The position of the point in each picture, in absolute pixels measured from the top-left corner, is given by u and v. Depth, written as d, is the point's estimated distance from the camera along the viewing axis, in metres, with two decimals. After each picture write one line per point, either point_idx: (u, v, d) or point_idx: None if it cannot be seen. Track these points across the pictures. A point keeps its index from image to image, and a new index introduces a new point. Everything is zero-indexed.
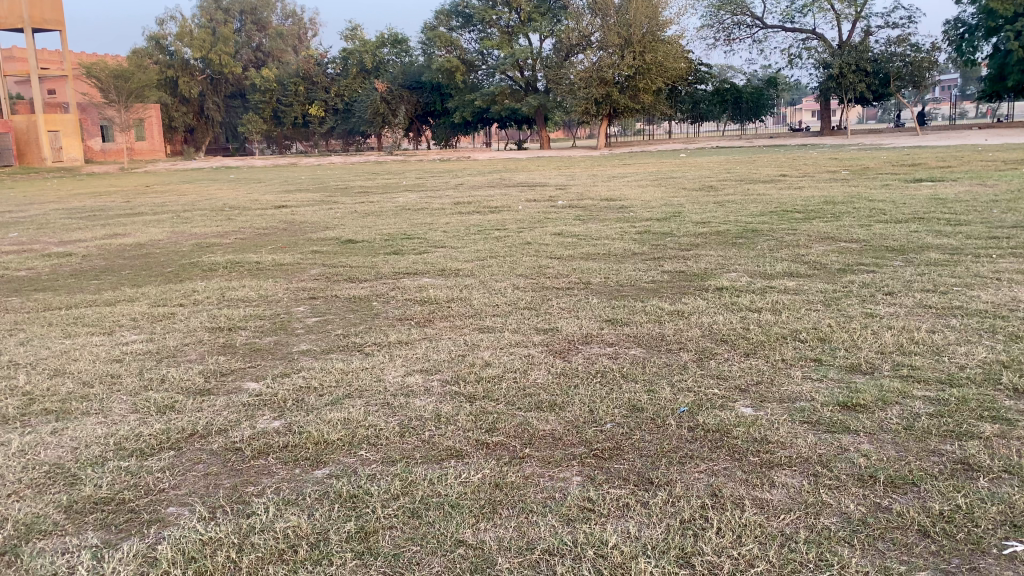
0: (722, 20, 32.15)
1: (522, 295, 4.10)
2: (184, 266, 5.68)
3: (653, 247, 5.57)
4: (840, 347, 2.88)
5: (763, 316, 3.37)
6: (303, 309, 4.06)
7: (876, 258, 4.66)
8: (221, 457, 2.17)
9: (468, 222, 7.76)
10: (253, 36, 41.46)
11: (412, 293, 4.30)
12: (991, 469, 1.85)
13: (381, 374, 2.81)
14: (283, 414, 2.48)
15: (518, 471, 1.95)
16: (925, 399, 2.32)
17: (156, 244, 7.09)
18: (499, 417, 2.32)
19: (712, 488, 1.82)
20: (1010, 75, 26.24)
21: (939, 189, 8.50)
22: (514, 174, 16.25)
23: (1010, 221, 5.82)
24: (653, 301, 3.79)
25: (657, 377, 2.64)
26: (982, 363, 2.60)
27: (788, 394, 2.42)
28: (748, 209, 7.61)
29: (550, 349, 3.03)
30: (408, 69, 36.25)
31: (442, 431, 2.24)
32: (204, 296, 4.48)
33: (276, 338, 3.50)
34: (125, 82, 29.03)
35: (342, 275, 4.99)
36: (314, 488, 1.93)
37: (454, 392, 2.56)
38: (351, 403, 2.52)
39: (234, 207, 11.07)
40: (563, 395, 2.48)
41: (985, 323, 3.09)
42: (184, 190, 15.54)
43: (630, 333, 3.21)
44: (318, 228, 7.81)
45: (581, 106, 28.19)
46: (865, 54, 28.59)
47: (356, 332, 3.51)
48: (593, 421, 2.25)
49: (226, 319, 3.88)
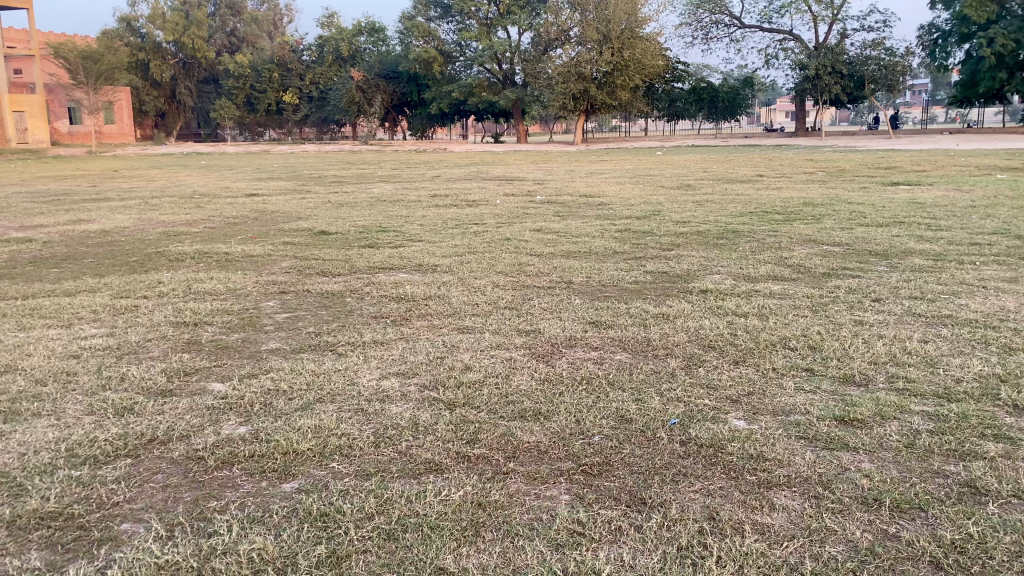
0: (700, 18, 32.22)
1: (502, 294, 3.97)
2: (150, 256, 5.47)
3: (635, 246, 5.49)
4: (831, 356, 2.79)
5: (749, 321, 3.27)
6: (274, 304, 3.90)
7: (859, 262, 4.61)
8: (182, 467, 2.01)
9: (446, 215, 7.61)
10: (227, 21, 40.66)
11: (388, 289, 4.15)
12: (1000, 492, 1.77)
13: (354, 377, 2.68)
14: (250, 419, 2.34)
15: (502, 489, 1.83)
16: (923, 414, 2.23)
17: (121, 231, 6.85)
18: (481, 427, 2.19)
19: (708, 511, 1.71)
20: (982, 81, 26.57)
21: (916, 193, 8.51)
22: (490, 167, 16.13)
23: (991, 228, 5.79)
24: (637, 303, 3.69)
25: (646, 384, 2.53)
26: (979, 377, 2.51)
27: (782, 406, 2.32)
28: (727, 209, 7.55)
29: (532, 353, 2.90)
30: (384, 58, 35.85)
31: (419, 441, 2.11)
32: (170, 288, 4.29)
33: (244, 335, 3.35)
34: (94, 64, 28.43)
35: (315, 269, 4.81)
36: (282, 504, 1.80)
37: (432, 399, 2.42)
38: (324, 408, 2.38)
39: (204, 194, 10.81)
40: (547, 403, 2.36)
41: (977, 333, 3.02)
42: (153, 176, 15.22)
43: (615, 337, 3.10)
44: (290, 218, 7.61)
45: (559, 101, 28.11)
46: (841, 56, 28.80)
47: (330, 329, 3.36)
48: (580, 432, 2.13)
49: (191, 314, 3.70)
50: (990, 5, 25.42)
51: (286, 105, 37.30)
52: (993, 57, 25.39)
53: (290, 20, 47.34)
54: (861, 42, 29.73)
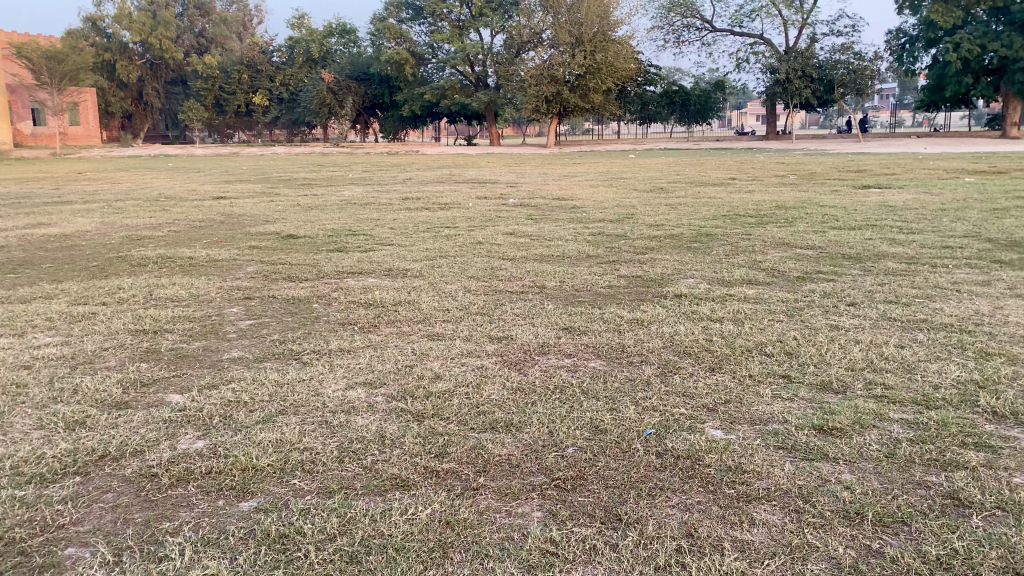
0: (671, 22, 32.41)
1: (473, 299, 3.89)
2: (112, 261, 5.32)
3: (608, 249, 5.43)
4: (808, 363, 2.74)
5: (725, 327, 3.22)
6: (237, 311, 3.79)
7: (833, 266, 4.59)
8: (134, 485, 1.91)
9: (417, 218, 7.51)
10: (196, 22, 40.15)
11: (356, 294, 4.05)
12: (984, 505, 1.72)
13: (319, 388, 2.58)
14: (209, 433, 2.24)
15: (470, 506, 1.75)
16: (903, 423, 2.18)
17: (83, 236, 6.69)
18: (450, 440, 2.10)
19: (687, 528, 1.64)
20: (948, 86, 26.96)
21: (888, 195, 8.56)
22: (464, 170, 16.04)
23: (961, 231, 5.83)
24: (611, 308, 3.63)
25: (621, 393, 2.46)
26: (957, 384, 2.47)
27: (760, 415, 2.26)
28: (700, 212, 7.54)
29: (504, 361, 2.83)
30: (356, 60, 35.59)
31: (387, 455, 2.02)
32: (130, 294, 4.16)
33: (205, 343, 3.23)
34: (58, 65, 27.96)
35: (281, 274, 4.70)
36: (238, 524, 1.70)
37: (401, 409, 2.34)
38: (287, 421, 2.30)
39: (171, 197, 10.62)
40: (519, 414, 2.28)
41: (953, 338, 2.99)
42: (118, 178, 14.95)
43: (589, 344, 3.03)
44: (258, 222, 7.48)
45: (532, 104, 28.02)
46: (811, 60, 29.14)
47: (295, 338, 3.25)
48: (553, 444, 2.06)
49: (151, 321, 3.57)
50: (955, 11, 25.86)
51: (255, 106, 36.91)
52: (958, 62, 25.69)
53: (260, 22, 46.97)
54: (830, 47, 30.14)
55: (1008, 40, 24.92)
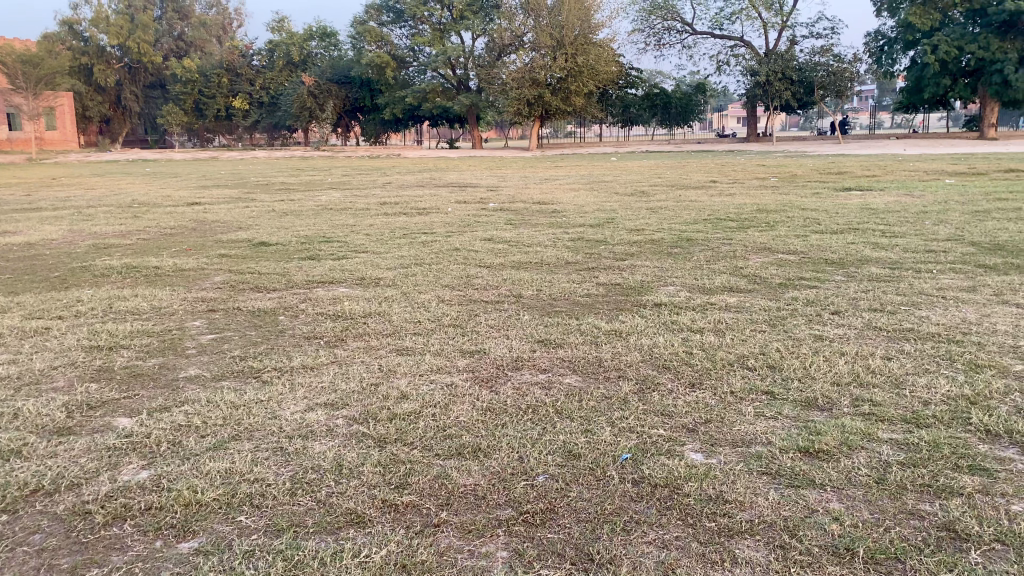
0: (652, 24, 32.40)
1: (447, 309, 3.76)
2: (75, 270, 5.14)
3: (587, 256, 5.30)
4: (792, 377, 2.61)
5: (706, 338, 3.09)
6: (199, 324, 3.62)
7: (816, 272, 4.49)
8: (65, 526, 1.75)
9: (394, 224, 7.37)
10: (174, 25, 39.78)
11: (325, 306, 3.90)
12: (982, 538, 1.60)
13: (276, 411, 2.42)
14: (155, 462, 2.08)
15: (430, 546, 1.62)
16: (893, 444, 2.06)
17: (48, 244, 6.48)
18: (412, 469, 1.96)
19: (664, 569, 1.51)
20: (926, 88, 27.12)
21: (869, 198, 8.51)
22: (444, 173, 15.88)
23: (944, 234, 5.76)
24: (588, 319, 3.49)
25: (597, 412, 2.32)
26: (948, 400, 2.35)
27: (742, 436, 2.14)
28: (681, 216, 7.44)
29: (475, 377, 2.68)
30: (336, 63, 35.35)
31: (344, 487, 1.88)
32: (89, 307, 3.98)
33: (162, 360, 3.07)
34: (34, 69, 27.57)
35: (249, 284, 4.54)
36: (174, 572, 1.55)
37: (361, 434, 2.19)
38: (240, 447, 2.15)
39: (144, 203, 10.40)
40: (487, 439, 2.14)
41: (941, 349, 2.88)
42: (92, 184, 14.67)
43: (565, 358, 2.90)
44: (231, 228, 7.31)
45: (514, 107, 27.90)
46: (791, 62, 29.22)
47: (256, 353, 3.10)
48: (523, 472, 1.92)
49: (107, 337, 3.40)
50: (933, 13, 26.00)
51: (235, 110, 36.62)
52: (937, 64, 25.79)
53: (239, 25, 46.64)
54: (810, 49, 30.26)
55: (985, 41, 25.23)
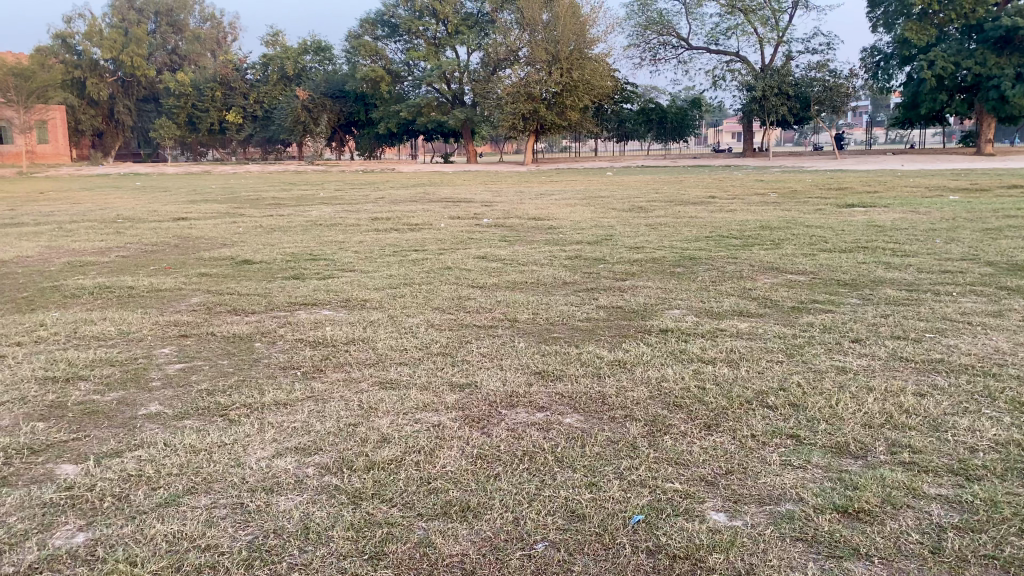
0: (648, 39, 32.37)
1: (436, 335, 3.48)
2: (43, 290, 4.85)
3: (585, 275, 5.06)
4: (817, 418, 2.34)
5: (718, 370, 2.84)
6: (168, 352, 3.34)
7: (829, 293, 4.25)
8: None
9: (383, 240, 7.13)
10: (168, 39, 40.10)
11: (305, 331, 3.62)
12: None
13: (240, 456, 2.15)
14: (94, 522, 1.80)
15: None
16: (942, 502, 1.79)
17: (21, 261, 6.21)
18: (390, 533, 1.69)
19: None
20: (923, 103, 27.01)
21: (874, 215, 8.27)
22: (437, 188, 15.62)
23: (958, 253, 5.54)
24: (591, 348, 3.22)
25: (603, 461, 2.05)
26: (998, 447, 2.09)
27: (771, 491, 1.86)
28: (681, 233, 7.21)
29: (465, 417, 2.41)
30: (331, 77, 35.22)
31: (309, 557, 1.61)
32: (52, 332, 3.70)
33: (123, 394, 2.80)
34: (25, 82, 27.35)
35: (226, 306, 4.27)
36: None
37: (335, 488, 1.91)
38: (196, 503, 1.87)
39: (127, 218, 10.12)
40: (480, 494, 1.87)
41: (977, 384, 2.63)
42: (79, 198, 14.36)
43: (564, 393, 2.63)
44: (215, 245, 7.05)
45: (508, 122, 27.75)
46: (787, 78, 29.12)
47: (225, 388, 2.81)
48: (520, 538, 1.65)
49: (66, 367, 3.12)
50: (928, 29, 25.93)
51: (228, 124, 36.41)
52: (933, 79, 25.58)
53: (234, 38, 46.58)
54: (806, 64, 30.20)
55: (982, 57, 25.06)
